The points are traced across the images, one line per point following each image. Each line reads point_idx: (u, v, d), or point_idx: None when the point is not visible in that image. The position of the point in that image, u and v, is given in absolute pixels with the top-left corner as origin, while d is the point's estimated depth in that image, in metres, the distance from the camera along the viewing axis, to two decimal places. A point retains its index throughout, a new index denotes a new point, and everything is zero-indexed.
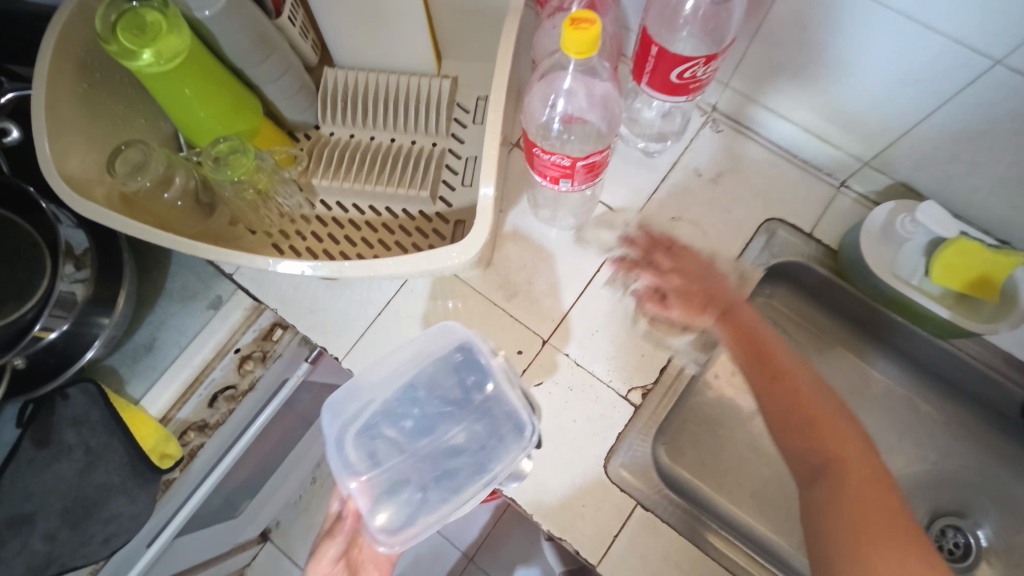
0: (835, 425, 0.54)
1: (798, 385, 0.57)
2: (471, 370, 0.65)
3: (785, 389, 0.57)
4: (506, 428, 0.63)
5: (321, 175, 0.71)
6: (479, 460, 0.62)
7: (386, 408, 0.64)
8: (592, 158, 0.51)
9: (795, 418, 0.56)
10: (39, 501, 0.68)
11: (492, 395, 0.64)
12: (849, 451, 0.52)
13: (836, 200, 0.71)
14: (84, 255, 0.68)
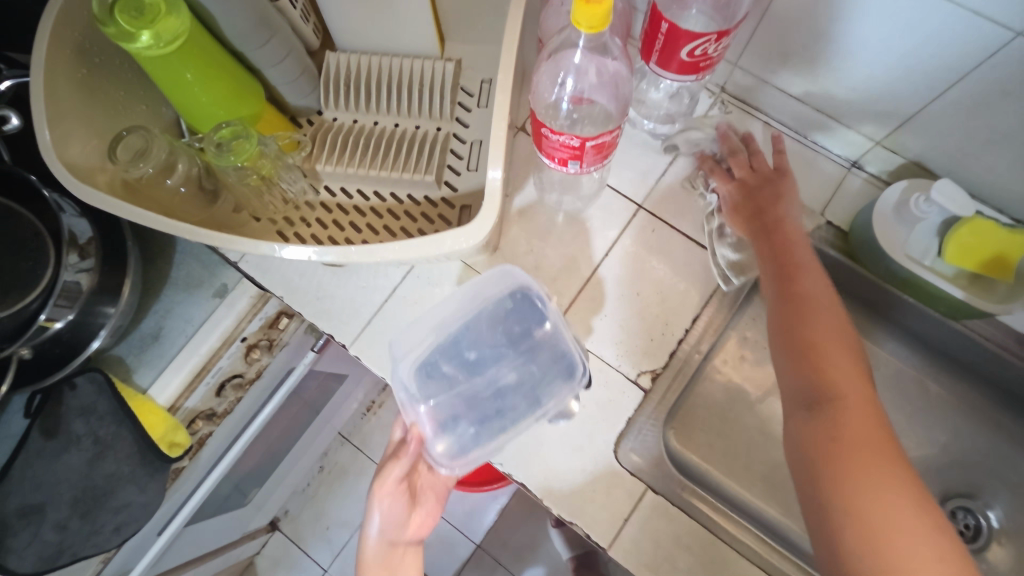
0: (838, 356, 0.51)
1: (812, 308, 0.54)
2: (527, 316, 0.65)
3: (799, 313, 0.54)
4: (558, 370, 0.64)
5: (325, 161, 0.70)
6: (530, 399, 0.63)
7: (444, 347, 0.64)
8: (602, 138, 0.50)
9: (799, 340, 0.53)
10: (50, 491, 0.68)
11: (546, 338, 0.65)
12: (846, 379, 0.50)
13: (848, 182, 0.70)
14: (88, 244, 0.68)
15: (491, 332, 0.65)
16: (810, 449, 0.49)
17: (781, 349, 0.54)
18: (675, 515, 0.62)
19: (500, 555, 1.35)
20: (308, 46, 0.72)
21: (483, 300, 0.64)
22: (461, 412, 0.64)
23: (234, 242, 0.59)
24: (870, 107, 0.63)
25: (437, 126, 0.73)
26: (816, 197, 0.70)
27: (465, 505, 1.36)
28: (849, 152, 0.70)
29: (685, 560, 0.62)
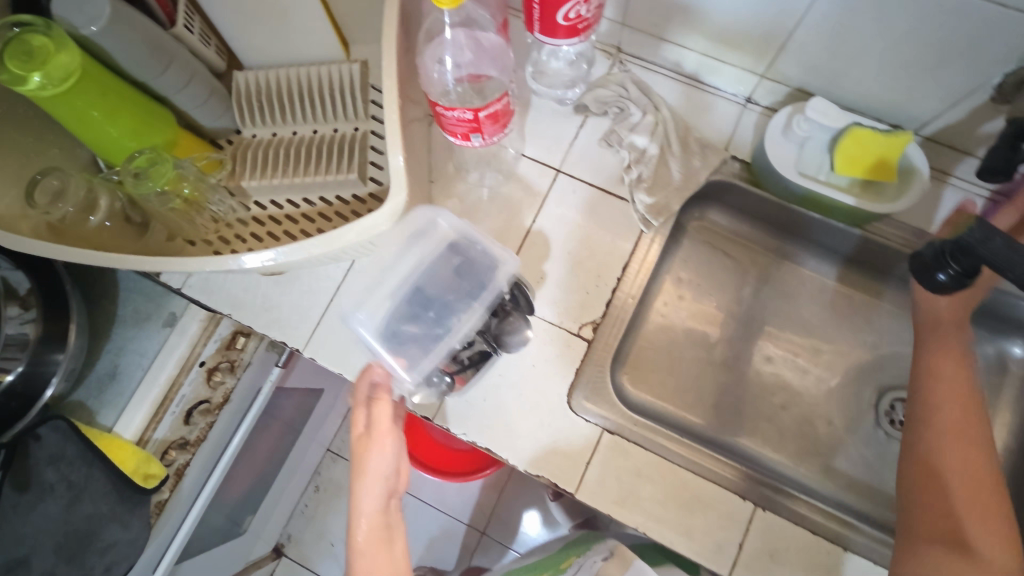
0: (985, 503, 0.55)
1: (959, 463, 0.57)
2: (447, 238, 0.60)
3: (953, 472, 0.57)
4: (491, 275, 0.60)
5: (249, 177, 0.72)
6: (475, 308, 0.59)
7: (392, 297, 0.59)
8: (492, 107, 0.53)
9: (939, 508, 0.56)
10: (28, 545, 0.68)
11: (468, 251, 0.61)
12: (990, 540, 0.53)
13: (745, 117, 0.75)
14: (29, 295, 0.69)
15: (425, 266, 0.60)
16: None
17: (917, 513, 0.57)
18: (633, 450, 0.66)
19: (505, 537, 1.40)
20: (215, 69, 0.74)
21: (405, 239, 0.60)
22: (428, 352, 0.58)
23: (165, 265, 0.60)
24: (747, 44, 0.67)
25: (353, 126, 0.75)
26: (719, 136, 0.75)
27: (463, 495, 1.43)
28: (741, 90, 0.74)
29: (649, 489, 0.65)
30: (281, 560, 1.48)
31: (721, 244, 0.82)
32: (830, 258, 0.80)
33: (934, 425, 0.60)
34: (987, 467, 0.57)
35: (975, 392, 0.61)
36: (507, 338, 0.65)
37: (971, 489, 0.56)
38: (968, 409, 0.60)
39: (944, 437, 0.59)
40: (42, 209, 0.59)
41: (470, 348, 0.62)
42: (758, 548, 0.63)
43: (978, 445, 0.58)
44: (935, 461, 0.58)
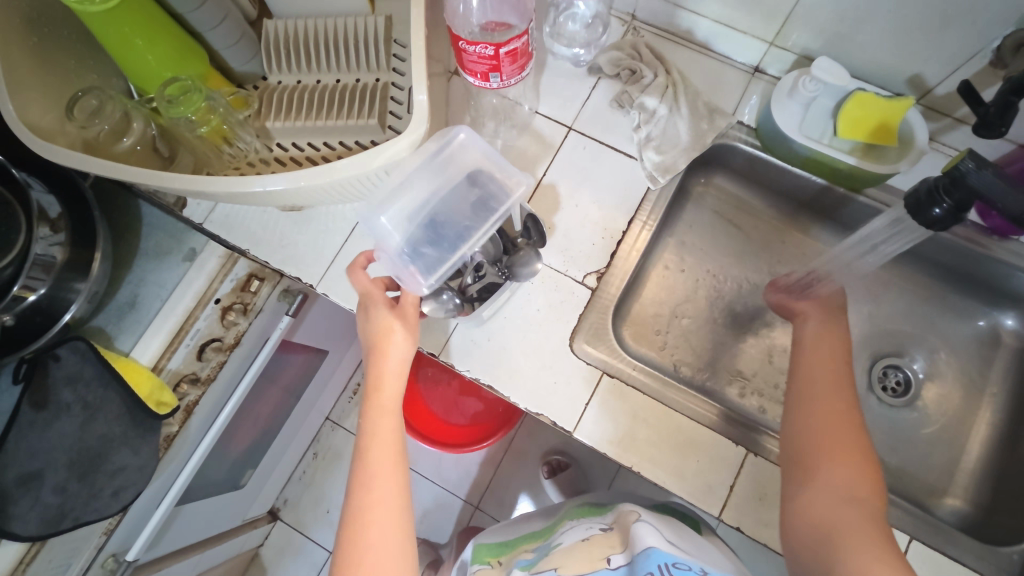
0: (853, 442, 0.57)
1: (828, 408, 0.59)
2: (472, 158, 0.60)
3: (811, 421, 0.60)
4: (504, 199, 0.59)
5: (273, 118, 0.75)
6: (484, 226, 0.58)
7: (406, 208, 0.58)
8: (512, 43, 0.56)
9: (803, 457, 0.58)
10: (44, 459, 0.71)
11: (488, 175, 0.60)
12: (842, 471, 0.55)
13: (753, 84, 0.78)
14: (59, 219, 0.72)
15: (440, 184, 0.59)
16: (821, 530, 0.53)
17: (789, 467, 0.60)
18: (630, 394, 0.69)
19: (500, 512, 1.43)
20: (247, 16, 0.78)
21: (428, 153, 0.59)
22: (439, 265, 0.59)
23: (183, 184, 0.63)
24: (758, 9, 0.70)
25: (375, 77, 0.78)
26: (727, 101, 0.77)
27: (459, 467, 1.46)
28: (750, 58, 0.77)
29: (645, 430, 0.67)
30: (277, 523, 1.51)
31: (724, 210, 0.85)
32: (830, 228, 0.83)
33: (801, 379, 0.64)
34: (848, 408, 0.59)
35: (840, 342, 0.66)
36: (517, 270, 0.66)
37: (838, 430, 0.58)
38: (836, 364, 0.63)
39: (808, 389, 0.62)
40: (79, 123, 0.64)
41: (480, 281, 0.66)
42: (747, 491, 0.65)
43: (843, 386, 0.61)
44: (799, 406, 0.62)
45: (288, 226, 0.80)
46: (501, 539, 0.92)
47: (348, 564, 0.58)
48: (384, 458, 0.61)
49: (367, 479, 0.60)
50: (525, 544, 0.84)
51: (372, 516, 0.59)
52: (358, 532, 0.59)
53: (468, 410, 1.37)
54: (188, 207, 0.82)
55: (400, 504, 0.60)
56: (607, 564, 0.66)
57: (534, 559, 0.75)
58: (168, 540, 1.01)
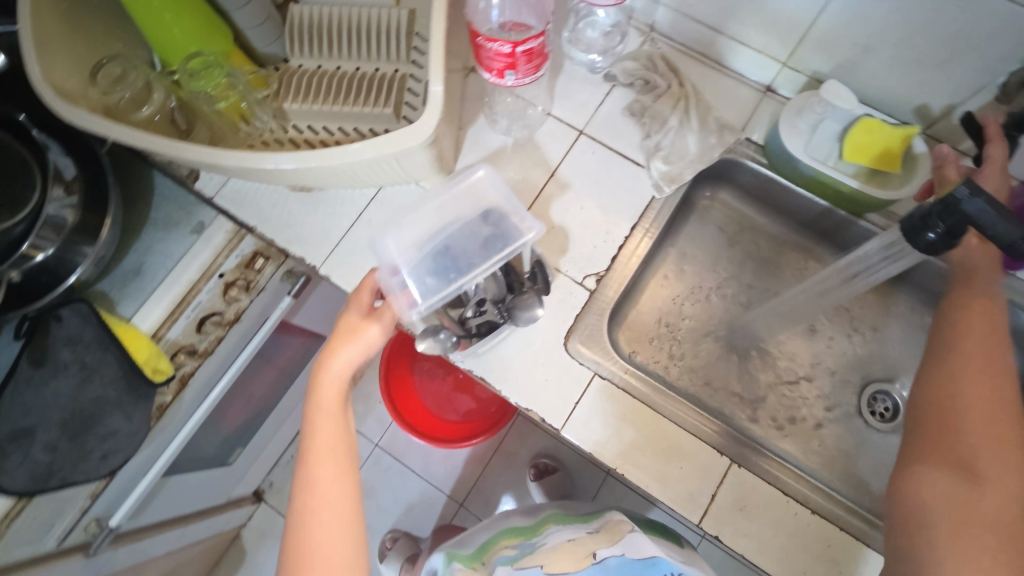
0: (1002, 442, 0.50)
1: (978, 398, 0.52)
2: (492, 199, 0.62)
3: (957, 387, 0.53)
4: (512, 236, 0.60)
5: (291, 99, 0.76)
6: (485, 256, 0.59)
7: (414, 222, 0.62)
8: (530, 43, 0.57)
9: (939, 428, 0.52)
10: (38, 416, 0.73)
11: (502, 216, 0.61)
12: (996, 460, 0.49)
13: (764, 103, 0.79)
14: (73, 182, 0.72)
15: (452, 206, 0.62)
16: (916, 512, 0.50)
17: (918, 432, 0.54)
18: (620, 396, 0.69)
19: (483, 512, 1.43)
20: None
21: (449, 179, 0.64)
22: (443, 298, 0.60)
23: (199, 155, 0.65)
24: (773, 28, 0.72)
25: (394, 68, 0.79)
26: (737, 117, 0.79)
27: (446, 464, 1.46)
28: (763, 77, 0.79)
29: (632, 433, 0.68)
30: (261, 505, 1.52)
31: (727, 226, 0.86)
32: (829, 249, 0.84)
33: (952, 338, 0.56)
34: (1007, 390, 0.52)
35: (1000, 311, 0.57)
36: (516, 314, 0.68)
37: (989, 415, 0.51)
38: (995, 337, 0.55)
39: (968, 363, 0.54)
40: (102, 89, 0.66)
41: (480, 316, 0.67)
42: (728, 501, 0.66)
43: (998, 377, 0.53)
44: (944, 367, 0.55)
45: (297, 205, 0.82)
46: (484, 541, 0.90)
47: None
48: (328, 467, 0.59)
49: (310, 490, 0.59)
50: (508, 544, 0.83)
51: (316, 526, 0.58)
52: (301, 543, 0.57)
53: (461, 408, 1.37)
54: (200, 179, 0.84)
55: (345, 513, 0.59)
56: (593, 558, 0.67)
57: (515, 556, 0.74)
58: (151, 511, 1.02)
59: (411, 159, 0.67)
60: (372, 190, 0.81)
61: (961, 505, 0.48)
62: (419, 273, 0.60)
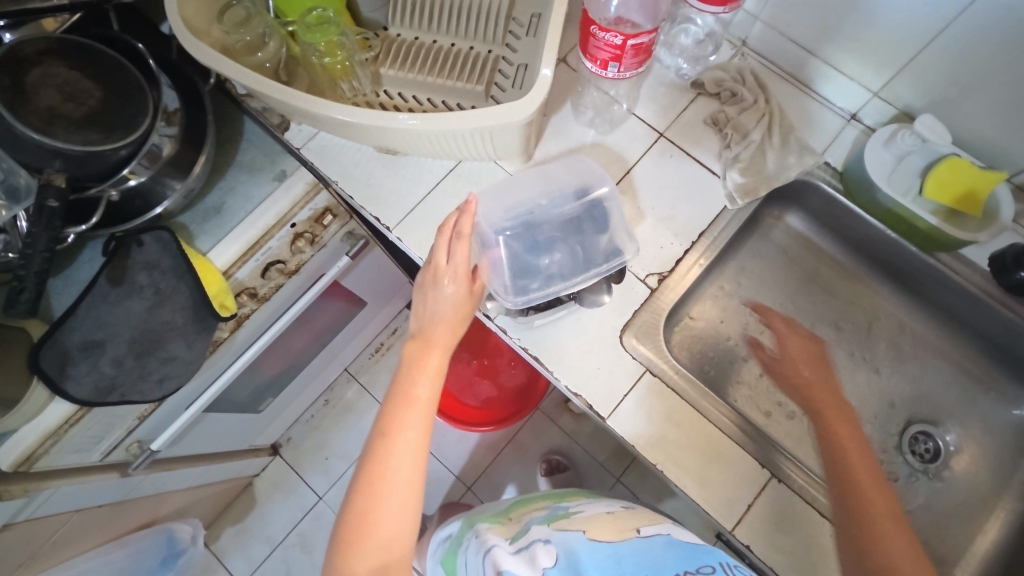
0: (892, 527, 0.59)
1: (878, 499, 0.61)
2: (603, 223, 0.74)
3: (841, 482, 0.64)
4: (604, 251, 0.73)
5: (388, 65, 0.80)
6: (578, 266, 0.72)
7: (519, 214, 0.76)
8: (641, 38, 0.60)
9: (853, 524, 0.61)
10: (110, 331, 0.76)
11: (601, 242, 0.73)
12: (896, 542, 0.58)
13: (847, 130, 0.80)
14: (174, 114, 0.73)
15: (554, 208, 0.76)
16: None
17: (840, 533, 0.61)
18: (668, 395, 0.71)
19: (490, 498, 1.44)
20: None
21: (557, 178, 0.77)
22: (522, 274, 0.72)
23: (299, 100, 0.68)
24: (873, 55, 0.73)
25: (489, 48, 0.81)
26: (818, 140, 0.79)
27: (461, 445, 1.48)
28: (849, 105, 0.79)
29: (676, 432, 0.69)
30: (276, 459, 1.55)
31: (787, 248, 0.87)
32: (886, 284, 0.84)
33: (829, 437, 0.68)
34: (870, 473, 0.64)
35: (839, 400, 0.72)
36: (584, 295, 0.71)
37: (875, 501, 0.61)
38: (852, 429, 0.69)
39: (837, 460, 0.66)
40: (224, 29, 0.69)
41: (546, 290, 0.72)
42: (762, 513, 0.67)
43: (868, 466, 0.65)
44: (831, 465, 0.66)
45: (378, 166, 0.85)
46: (509, 506, 0.98)
47: (361, 505, 0.56)
48: (416, 409, 0.60)
49: (392, 427, 0.59)
50: (535, 508, 0.90)
51: (391, 462, 0.57)
52: (374, 477, 0.57)
53: (482, 394, 1.39)
54: (290, 131, 0.89)
55: (422, 458, 0.59)
56: (638, 533, 0.72)
57: (552, 517, 0.82)
58: (186, 443, 1.05)
59: (500, 137, 0.70)
60: (450, 162, 0.84)
61: None
62: (518, 261, 0.73)
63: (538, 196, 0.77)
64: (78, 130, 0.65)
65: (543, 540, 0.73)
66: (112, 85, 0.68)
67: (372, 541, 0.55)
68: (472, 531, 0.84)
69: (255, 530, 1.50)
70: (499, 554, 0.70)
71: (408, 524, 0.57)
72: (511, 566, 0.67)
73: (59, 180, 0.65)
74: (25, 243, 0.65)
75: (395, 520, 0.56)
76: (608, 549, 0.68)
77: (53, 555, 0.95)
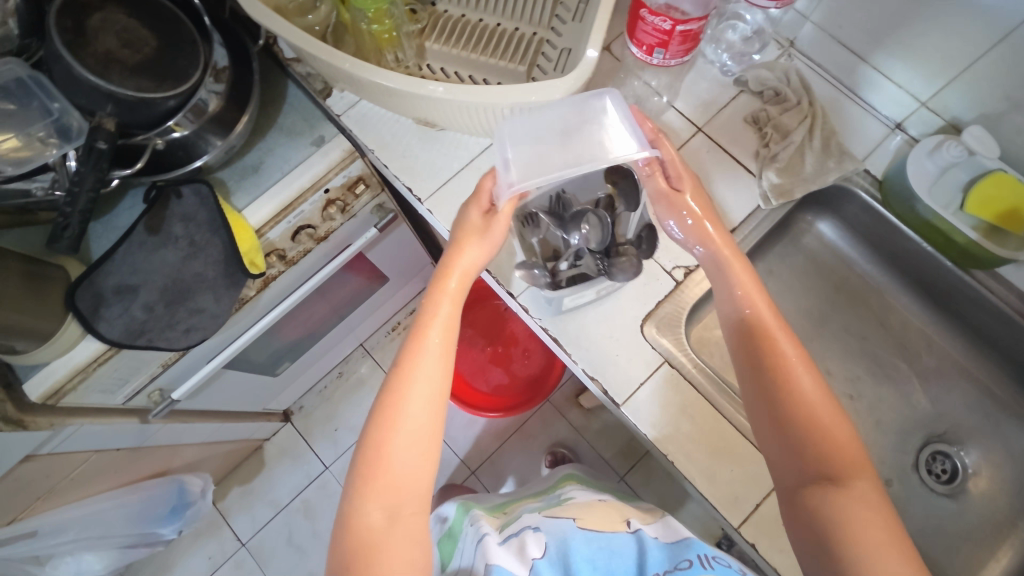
0: (834, 427, 0.56)
1: (821, 406, 0.57)
2: (618, 137, 0.63)
3: (771, 383, 0.59)
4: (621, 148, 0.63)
5: (433, 40, 0.81)
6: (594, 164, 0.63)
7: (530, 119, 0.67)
8: (689, 25, 0.59)
9: (793, 432, 0.57)
10: (143, 278, 0.79)
11: (620, 154, 0.62)
12: (837, 443, 0.55)
13: (890, 139, 0.78)
14: (223, 71, 0.75)
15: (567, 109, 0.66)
16: (843, 530, 0.51)
17: (775, 441, 0.58)
18: (685, 388, 0.70)
19: (492, 484, 1.45)
20: None
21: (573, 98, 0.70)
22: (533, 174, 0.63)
23: (344, 62, 0.69)
24: (925, 62, 0.71)
25: (534, 30, 0.81)
26: (859, 147, 0.78)
27: (468, 430, 1.50)
28: (895, 114, 0.78)
29: (688, 426, 0.69)
30: (286, 425, 1.58)
31: (816, 255, 0.86)
32: (914, 299, 0.83)
33: (752, 329, 0.62)
34: (803, 366, 0.59)
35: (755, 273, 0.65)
36: (614, 271, 0.70)
37: (813, 402, 0.57)
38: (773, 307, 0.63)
39: (766, 359, 0.60)
40: None
41: (574, 266, 0.72)
42: (771, 514, 0.66)
43: (795, 359, 0.59)
44: (755, 364, 0.61)
45: (415, 139, 0.86)
46: (504, 501, 1.00)
47: (377, 435, 0.58)
48: (435, 343, 0.62)
49: (411, 362, 0.61)
50: (527, 502, 0.94)
51: (409, 392, 0.59)
52: (392, 409, 0.59)
53: (493, 380, 1.39)
54: (331, 97, 0.89)
55: (438, 396, 0.60)
56: (628, 526, 0.74)
57: (546, 506, 0.84)
58: (203, 397, 1.08)
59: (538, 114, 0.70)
60: (487, 140, 0.85)
61: (853, 508, 0.52)
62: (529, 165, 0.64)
63: (550, 123, 0.66)
64: (132, 76, 0.68)
65: (533, 528, 0.74)
66: (168, 38, 0.70)
67: (388, 468, 0.57)
68: (466, 517, 0.85)
69: (260, 493, 1.53)
70: (489, 544, 0.70)
71: (424, 457, 0.58)
72: (504, 561, 0.66)
73: (110, 124, 0.67)
74: (73, 182, 0.67)
75: (410, 449, 0.58)
76: (600, 540, 0.69)
77: (70, 491, 0.97)
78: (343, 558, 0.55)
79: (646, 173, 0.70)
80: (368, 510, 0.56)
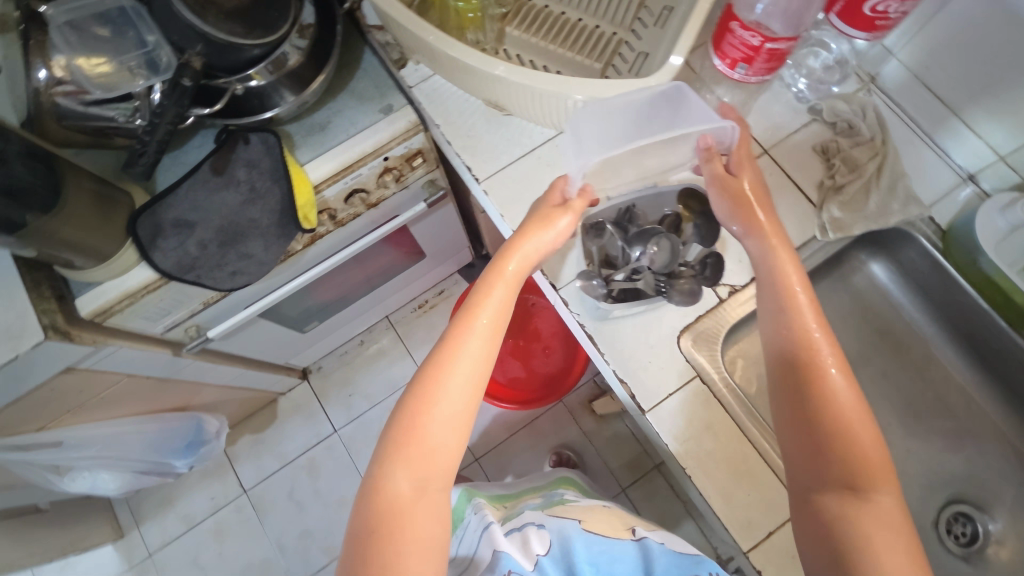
0: (862, 443, 0.55)
1: (852, 420, 0.56)
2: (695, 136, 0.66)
3: (804, 389, 0.58)
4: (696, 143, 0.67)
5: (515, 26, 0.82)
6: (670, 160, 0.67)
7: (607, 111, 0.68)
8: (778, 43, 0.59)
9: (819, 441, 0.56)
10: (201, 215, 0.81)
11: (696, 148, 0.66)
12: (864, 459, 0.54)
13: (961, 189, 0.76)
14: (308, 29, 0.77)
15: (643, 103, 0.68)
16: (859, 545, 0.51)
17: (798, 446, 0.58)
18: (713, 406, 0.70)
19: (494, 475, 1.45)
20: None
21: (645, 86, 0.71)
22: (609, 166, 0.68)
23: (429, 34, 0.70)
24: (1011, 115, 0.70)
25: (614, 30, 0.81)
26: (928, 193, 0.77)
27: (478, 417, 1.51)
28: (970, 164, 0.76)
29: (711, 444, 0.69)
30: (302, 384, 1.61)
31: (864, 295, 0.84)
32: (958, 355, 0.81)
33: (792, 333, 0.61)
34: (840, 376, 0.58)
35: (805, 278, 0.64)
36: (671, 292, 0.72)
37: (845, 413, 0.56)
38: (818, 314, 0.61)
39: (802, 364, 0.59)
40: None
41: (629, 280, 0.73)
42: (783, 545, 0.65)
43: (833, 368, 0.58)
44: (790, 368, 0.60)
45: (481, 121, 0.87)
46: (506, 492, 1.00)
47: (416, 404, 0.59)
48: (484, 325, 0.63)
49: (459, 340, 0.62)
50: (530, 497, 0.94)
51: (453, 368, 0.61)
52: (433, 383, 0.60)
53: (511, 371, 1.39)
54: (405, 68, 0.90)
55: (479, 377, 0.61)
56: (635, 534, 0.73)
57: (546, 504, 0.85)
58: (235, 341, 1.11)
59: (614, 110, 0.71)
60: (551, 132, 0.86)
61: (869, 524, 0.52)
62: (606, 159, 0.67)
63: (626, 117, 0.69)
64: (226, 21, 0.70)
65: (537, 525, 0.74)
66: None
67: (422, 439, 0.58)
68: (471, 505, 0.85)
69: (268, 445, 1.57)
70: (494, 531, 0.71)
71: (456, 434, 0.59)
72: (509, 548, 0.67)
73: (196, 63, 0.69)
74: (155, 112, 0.70)
75: (446, 423, 0.59)
76: (601, 544, 0.69)
77: (97, 410, 1.01)
78: (366, 519, 0.56)
79: (703, 157, 0.69)
80: (397, 477, 0.57)
